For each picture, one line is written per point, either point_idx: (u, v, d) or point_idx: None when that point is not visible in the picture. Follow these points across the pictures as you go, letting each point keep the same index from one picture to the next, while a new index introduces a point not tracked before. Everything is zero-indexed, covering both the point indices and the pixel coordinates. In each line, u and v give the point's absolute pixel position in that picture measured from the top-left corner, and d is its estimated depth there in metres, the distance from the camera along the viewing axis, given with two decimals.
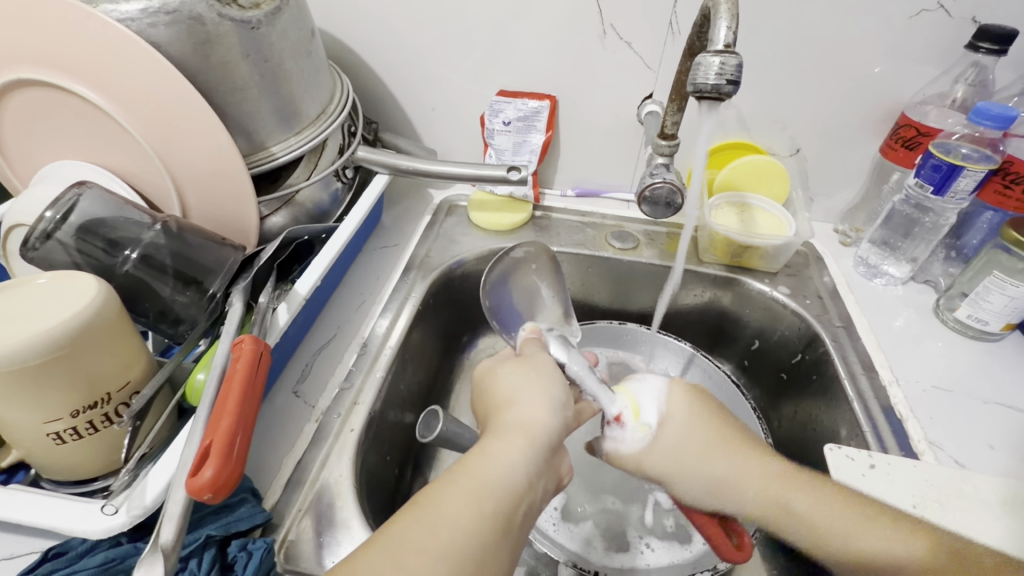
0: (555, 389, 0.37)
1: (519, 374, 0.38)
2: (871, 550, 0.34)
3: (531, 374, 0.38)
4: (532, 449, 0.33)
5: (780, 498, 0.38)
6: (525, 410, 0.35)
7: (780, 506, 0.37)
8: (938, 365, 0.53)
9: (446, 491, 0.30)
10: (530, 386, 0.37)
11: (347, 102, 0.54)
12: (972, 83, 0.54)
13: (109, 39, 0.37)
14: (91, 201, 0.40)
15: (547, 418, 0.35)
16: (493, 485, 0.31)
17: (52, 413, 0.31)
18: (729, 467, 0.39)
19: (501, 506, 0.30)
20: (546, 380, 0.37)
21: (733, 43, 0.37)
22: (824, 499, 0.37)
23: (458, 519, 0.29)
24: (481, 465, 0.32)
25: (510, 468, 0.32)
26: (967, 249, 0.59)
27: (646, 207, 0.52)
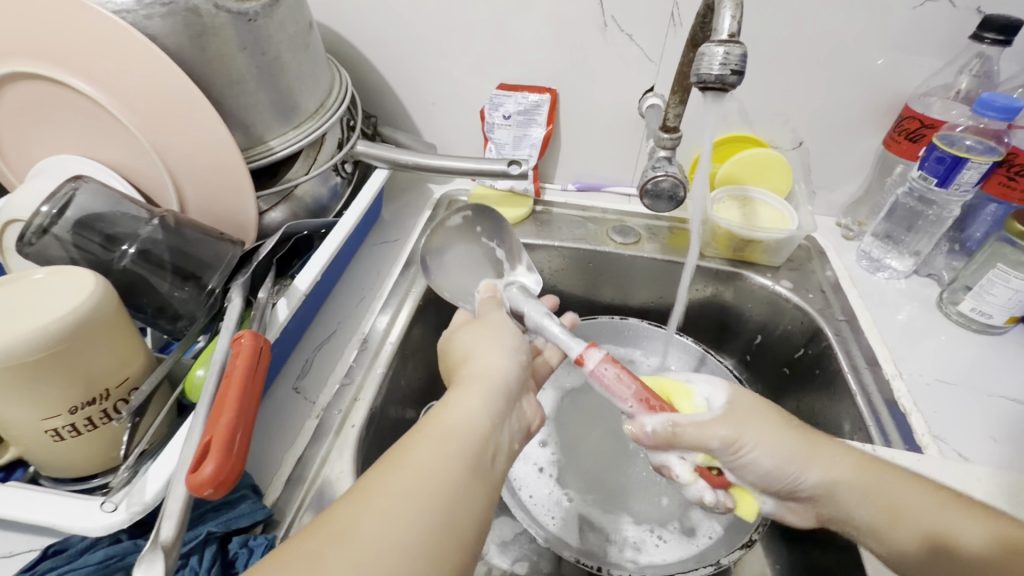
0: (506, 342, 0.38)
1: (476, 335, 0.39)
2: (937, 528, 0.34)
3: (484, 334, 0.39)
4: (489, 392, 0.33)
5: (874, 486, 0.36)
6: (477, 361, 0.36)
7: (885, 501, 0.35)
8: (942, 358, 0.53)
9: (416, 439, 0.30)
10: (484, 342, 0.38)
11: (346, 96, 0.54)
12: (976, 74, 0.54)
13: (104, 30, 0.37)
14: (87, 196, 0.39)
15: (500, 366, 0.35)
16: (455, 427, 0.30)
17: (51, 409, 0.31)
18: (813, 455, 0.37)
19: (464, 446, 0.30)
20: (491, 334, 0.39)
21: (737, 33, 0.36)
22: (913, 488, 0.35)
23: (424, 462, 0.28)
24: (445, 411, 0.31)
25: (468, 409, 0.32)
26: (971, 243, 0.59)
27: (648, 201, 0.51)
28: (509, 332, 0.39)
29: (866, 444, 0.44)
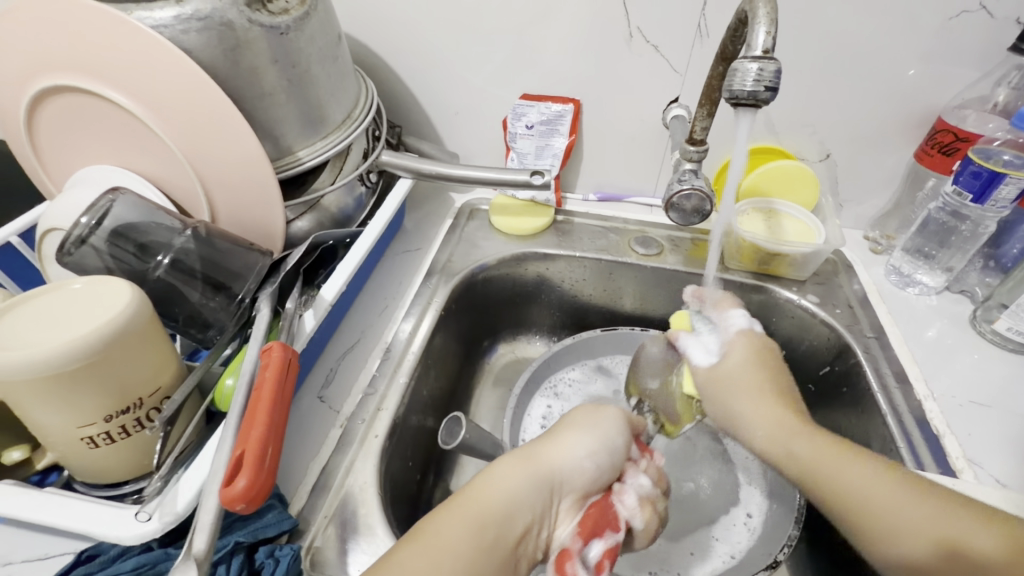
0: (591, 439, 0.36)
1: (577, 420, 0.37)
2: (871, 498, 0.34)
3: (581, 416, 0.38)
4: (538, 489, 0.33)
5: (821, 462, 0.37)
6: (546, 446, 0.36)
7: (799, 459, 0.38)
8: (976, 378, 0.52)
9: (451, 513, 0.31)
10: (574, 428, 0.37)
11: (372, 107, 0.54)
12: (1015, 86, 0.53)
13: (142, 46, 0.38)
14: (124, 207, 0.40)
15: (578, 466, 0.35)
16: (494, 515, 0.31)
17: (87, 417, 0.32)
18: (743, 411, 0.41)
19: (497, 533, 0.31)
20: (588, 424, 0.37)
21: (771, 48, 0.36)
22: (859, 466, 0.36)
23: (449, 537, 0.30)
24: (484, 489, 0.33)
25: (503, 498, 0.32)
26: (1007, 259, 0.56)
27: (674, 214, 0.51)
28: (611, 434, 0.37)
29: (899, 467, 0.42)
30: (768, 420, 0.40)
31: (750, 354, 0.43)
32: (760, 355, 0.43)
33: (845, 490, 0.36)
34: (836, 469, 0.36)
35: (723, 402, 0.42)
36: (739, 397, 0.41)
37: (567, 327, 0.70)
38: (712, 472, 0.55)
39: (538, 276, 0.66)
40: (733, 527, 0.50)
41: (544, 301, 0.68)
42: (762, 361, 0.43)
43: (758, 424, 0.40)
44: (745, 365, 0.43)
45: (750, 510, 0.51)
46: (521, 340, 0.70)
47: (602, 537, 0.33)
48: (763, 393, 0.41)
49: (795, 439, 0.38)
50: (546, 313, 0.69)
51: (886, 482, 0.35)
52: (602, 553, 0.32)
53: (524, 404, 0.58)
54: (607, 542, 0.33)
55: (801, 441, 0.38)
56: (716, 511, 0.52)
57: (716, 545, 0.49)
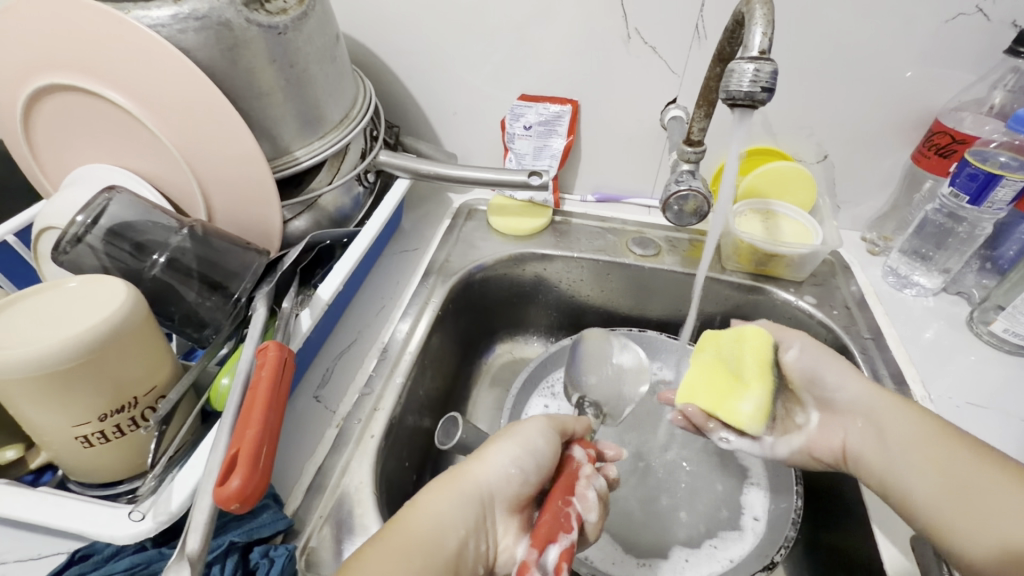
0: (511, 445, 0.36)
1: (489, 437, 0.37)
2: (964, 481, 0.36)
3: (504, 429, 0.38)
4: (467, 503, 0.33)
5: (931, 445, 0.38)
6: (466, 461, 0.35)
7: (928, 457, 0.38)
8: (972, 380, 0.52)
9: (383, 545, 0.29)
10: (493, 442, 0.37)
11: (370, 107, 0.54)
12: (1011, 89, 0.53)
13: (139, 44, 0.38)
14: (120, 205, 0.40)
15: (501, 474, 0.35)
16: (424, 536, 0.30)
17: (81, 416, 0.32)
18: (877, 408, 0.42)
19: (430, 553, 0.30)
20: (508, 434, 0.37)
21: (767, 50, 0.36)
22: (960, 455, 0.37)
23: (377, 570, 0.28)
24: (410, 514, 0.32)
25: (431, 519, 0.31)
26: (1004, 261, 0.57)
27: (671, 215, 0.51)
28: (533, 439, 0.37)
29: None
30: (910, 424, 0.40)
31: (817, 350, 0.45)
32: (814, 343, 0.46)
33: (978, 488, 0.35)
34: (965, 468, 0.36)
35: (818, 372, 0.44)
36: (835, 368, 0.44)
37: (565, 327, 0.70)
38: (709, 473, 0.55)
39: (536, 276, 0.66)
40: (736, 532, 0.50)
41: (541, 301, 0.68)
42: (835, 355, 0.45)
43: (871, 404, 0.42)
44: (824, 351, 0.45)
45: (755, 515, 0.51)
46: (518, 340, 0.70)
47: (556, 541, 0.33)
48: (908, 404, 0.41)
49: (938, 443, 0.38)
50: (543, 313, 0.69)
51: (1011, 485, 0.34)
52: (559, 557, 0.32)
53: (522, 404, 0.58)
54: (562, 544, 0.33)
55: (943, 446, 0.38)
56: (712, 513, 0.52)
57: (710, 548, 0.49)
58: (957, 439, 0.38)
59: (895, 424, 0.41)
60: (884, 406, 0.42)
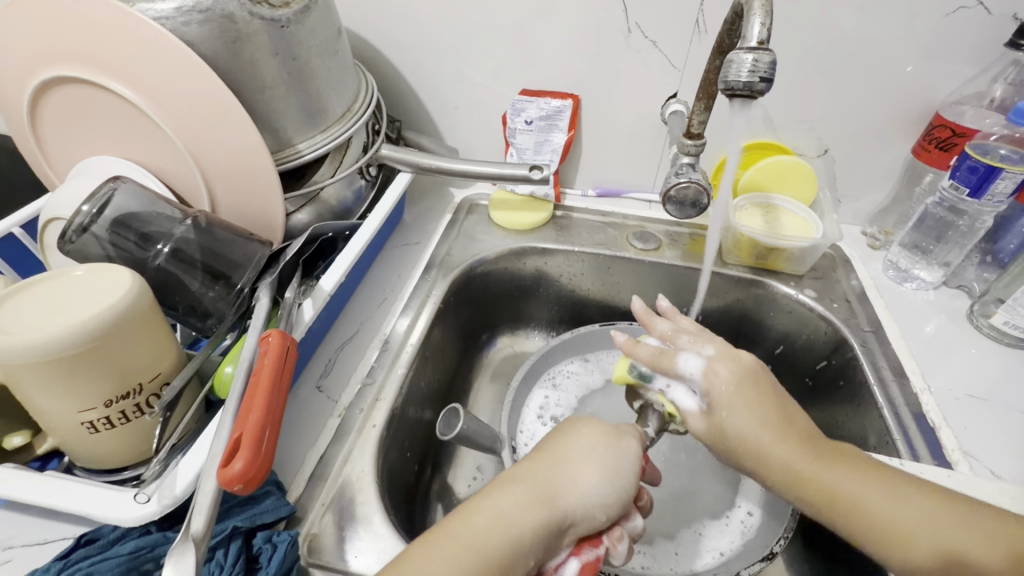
0: (596, 464, 0.35)
1: (581, 452, 0.36)
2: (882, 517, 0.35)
3: (595, 438, 0.37)
4: (541, 514, 0.33)
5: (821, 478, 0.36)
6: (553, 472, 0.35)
7: (816, 480, 0.36)
8: (972, 373, 0.52)
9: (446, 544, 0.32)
10: (586, 459, 0.36)
11: (372, 101, 0.54)
12: (1012, 82, 0.53)
13: (143, 37, 0.38)
14: (125, 196, 0.41)
15: (592, 506, 0.34)
16: (495, 544, 0.32)
17: (87, 402, 0.32)
18: (755, 439, 0.37)
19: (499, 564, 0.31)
20: (595, 449, 0.36)
21: (766, 40, 0.36)
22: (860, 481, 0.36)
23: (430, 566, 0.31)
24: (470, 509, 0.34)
25: (489, 520, 0.33)
26: (1003, 255, 0.57)
27: (672, 207, 0.51)
28: (622, 464, 0.36)
29: (893, 459, 0.43)
30: (791, 449, 0.37)
31: (736, 381, 0.39)
32: (741, 373, 0.40)
33: (876, 508, 0.35)
34: (873, 489, 0.35)
35: (742, 424, 0.38)
36: (759, 405, 0.38)
37: (566, 322, 0.71)
38: (710, 466, 0.55)
39: (537, 271, 0.66)
40: (729, 523, 0.50)
41: (542, 296, 0.68)
42: (750, 387, 0.39)
43: (779, 455, 0.37)
44: (746, 400, 0.39)
45: (749, 509, 0.51)
46: (520, 334, 0.70)
47: (580, 554, 0.34)
48: (777, 417, 0.38)
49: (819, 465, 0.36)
50: (544, 307, 0.69)
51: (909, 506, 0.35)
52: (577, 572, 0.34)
53: (523, 396, 0.59)
54: (584, 559, 0.34)
55: (825, 465, 0.36)
56: (712, 504, 0.52)
57: (704, 541, 0.50)
58: (838, 454, 0.37)
59: (786, 457, 0.37)
60: (757, 431, 0.38)
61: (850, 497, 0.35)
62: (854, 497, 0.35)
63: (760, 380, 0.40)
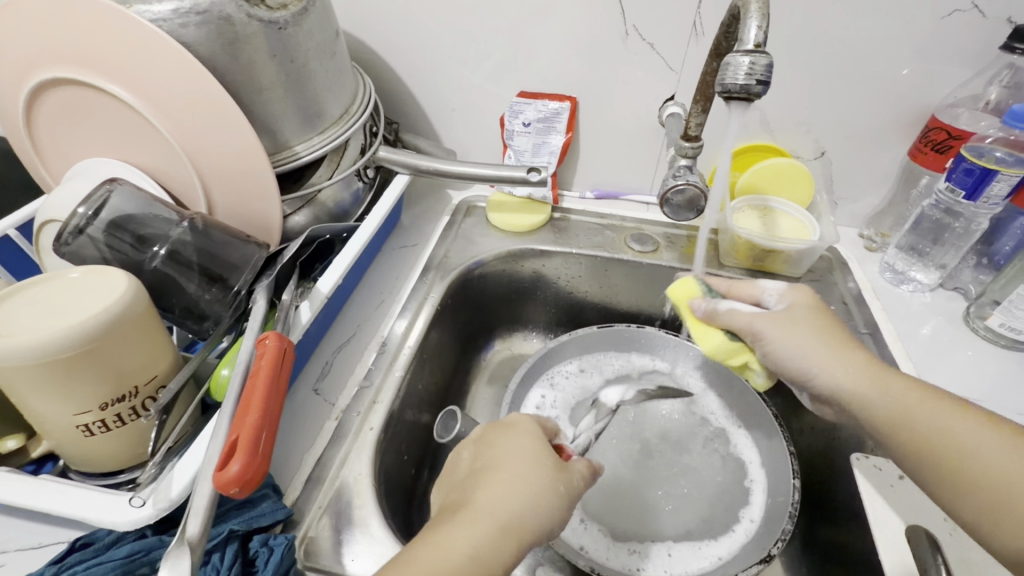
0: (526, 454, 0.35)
1: (520, 453, 0.35)
2: (939, 432, 0.36)
3: (519, 436, 0.37)
4: (487, 503, 0.32)
5: (881, 391, 0.38)
6: (501, 494, 0.33)
7: (858, 392, 0.38)
8: (968, 374, 0.52)
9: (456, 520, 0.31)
10: (522, 453, 0.35)
11: (369, 103, 0.55)
12: (1007, 85, 0.53)
13: (140, 38, 0.38)
14: (122, 198, 0.41)
15: (533, 499, 0.33)
16: (498, 511, 0.32)
17: (83, 405, 0.32)
18: (812, 361, 0.39)
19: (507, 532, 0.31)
20: (523, 442, 0.36)
21: (763, 43, 0.36)
22: (919, 402, 0.37)
23: (445, 537, 0.30)
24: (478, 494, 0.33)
25: (489, 515, 0.32)
26: (999, 257, 0.57)
27: (669, 209, 0.51)
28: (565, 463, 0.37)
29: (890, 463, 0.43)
30: (847, 364, 0.39)
31: (807, 318, 0.41)
32: (813, 305, 0.42)
33: (930, 425, 0.36)
34: (916, 406, 0.37)
35: (796, 355, 0.39)
36: (813, 339, 0.40)
37: (564, 323, 0.71)
38: (708, 468, 0.55)
39: (535, 272, 0.66)
40: (729, 531, 0.50)
41: (540, 298, 0.68)
42: (818, 319, 0.41)
43: (842, 375, 0.39)
44: (785, 328, 0.40)
45: (750, 517, 0.51)
46: (517, 336, 0.70)
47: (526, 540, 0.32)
48: (839, 340, 0.40)
49: (867, 384, 0.38)
50: (542, 309, 0.69)
51: (965, 424, 0.35)
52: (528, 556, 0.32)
53: (521, 397, 0.59)
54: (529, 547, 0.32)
55: (879, 382, 0.38)
56: (709, 505, 0.52)
57: (703, 546, 0.49)
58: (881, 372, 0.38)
59: (847, 376, 0.38)
60: (810, 348, 0.39)
61: (915, 425, 0.36)
62: (892, 409, 0.37)
63: (820, 315, 0.42)
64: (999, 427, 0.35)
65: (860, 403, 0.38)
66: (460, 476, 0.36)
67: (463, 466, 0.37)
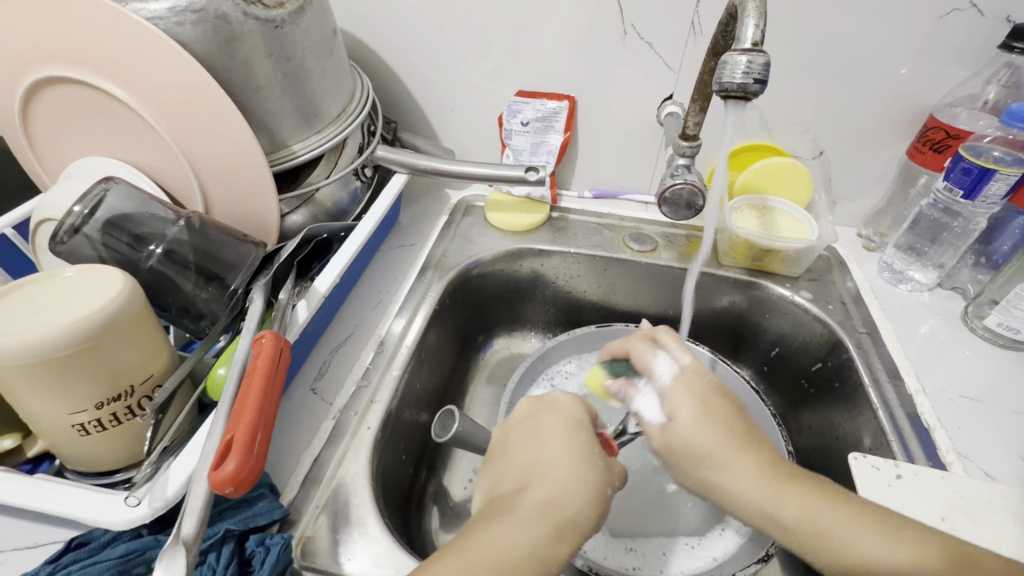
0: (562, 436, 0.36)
1: (558, 435, 0.37)
2: (860, 554, 0.33)
3: (560, 417, 0.38)
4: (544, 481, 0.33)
5: (763, 499, 0.36)
6: (561, 485, 0.33)
7: (766, 507, 0.36)
8: (966, 374, 0.52)
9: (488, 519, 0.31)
10: (559, 436, 0.37)
11: (367, 101, 0.54)
12: (1005, 85, 0.53)
13: (136, 37, 0.38)
14: (118, 197, 0.41)
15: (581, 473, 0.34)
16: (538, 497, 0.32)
17: (78, 404, 0.32)
18: (701, 470, 0.38)
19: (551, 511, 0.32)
20: (565, 424, 0.38)
21: (760, 42, 0.36)
22: (818, 508, 0.35)
23: (491, 532, 0.30)
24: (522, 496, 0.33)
25: (535, 518, 0.31)
26: (998, 256, 0.57)
27: (667, 209, 0.51)
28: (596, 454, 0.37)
29: (888, 460, 0.43)
30: (743, 468, 0.37)
31: (694, 401, 0.40)
32: (697, 398, 0.40)
33: (830, 532, 0.34)
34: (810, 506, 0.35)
35: (693, 447, 0.39)
36: (714, 430, 0.39)
37: (563, 323, 0.70)
38: None
39: (533, 272, 0.66)
40: (726, 532, 0.50)
41: (539, 297, 0.68)
42: (709, 408, 0.40)
43: (735, 478, 0.37)
44: (691, 413, 0.40)
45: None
46: (516, 336, 0.70)
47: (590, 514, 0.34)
48: (729, 438, 0.38)
49: (767, 492, 0.36)
50: (541, 309, 0.69)
51: (868, 529, 0.34)
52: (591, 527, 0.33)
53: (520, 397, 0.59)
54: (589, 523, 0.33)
55: (774, 491, 0.36)
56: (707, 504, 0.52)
57: (699, 546, 0.49)
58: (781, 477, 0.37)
59: (736, 481, 0.37)
60: (703, 466, 0.38)
61: (801, 526, 0.35)
62: (794, 518, 0.35)
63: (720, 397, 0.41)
64: (886, 525, 0.34)
65: (766, 520, 0.36)
66: (509, 468, 0.36)
67: (511, 457, 0.37)
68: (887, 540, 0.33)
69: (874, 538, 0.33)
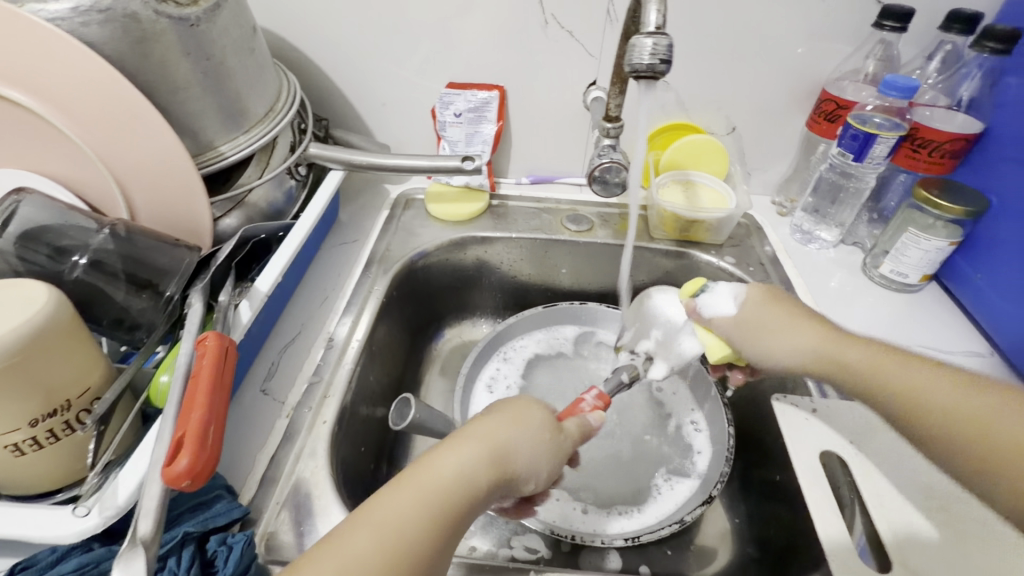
0: (542, 455, 0.34)
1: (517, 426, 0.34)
2: (910, 389, 0.37)
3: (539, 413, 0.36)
4: (456, 479, 0.30)
5: (829, 351, 0.41)
6: (458, 478, 0.30)
7: (850, 367, 0.40)
8: (869, 318, 0.58)
9: (403, 487, 0.29)
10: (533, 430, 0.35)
11: (295, 100, 0.54)
12: (880, 58, 0.60)
13: (36, 39, 0.36)
14: (33, 208, 0.39)
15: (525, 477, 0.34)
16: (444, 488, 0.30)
17: (9, 424, 0.30)
18: (778, 338, 0.42)
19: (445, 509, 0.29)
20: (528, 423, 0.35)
21: (663, 25, 0.39)
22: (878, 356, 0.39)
23: (400, 511, 0.28)
24: (433, 457, 0.31)
25: (479, 457, 0.31)
26: (886, 211, 0.65)
27: (597, 187, 0.54)
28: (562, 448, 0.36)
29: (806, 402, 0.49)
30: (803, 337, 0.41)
31: (773, 314, 0.42)
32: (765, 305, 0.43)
33: (900, 378, 0.38)
34: (911, 373, 0.38)
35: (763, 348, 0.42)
36: (758, 330, 0.42)
37: (511, 307, 0.73)
38: (649, 429, 0.59)
39: (478, 260, 0.68)
40: (675, 488, 0.54)
41: (485, 284, 0.70)
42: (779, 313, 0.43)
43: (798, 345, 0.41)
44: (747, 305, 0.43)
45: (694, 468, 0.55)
46: (466, 324, 0.72)
47: None
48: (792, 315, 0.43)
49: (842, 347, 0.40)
50: (488, 294, 0.71)
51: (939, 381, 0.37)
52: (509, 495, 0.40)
53: (474, 378, 0.60)
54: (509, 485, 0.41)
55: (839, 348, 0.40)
56: (653, 459, 0.56)
57: (648, 505, 0.53)
58: (886, 354, 0.39)
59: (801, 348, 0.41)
60: (798, 328, 0.42)
61: (897, 383, 0.38)
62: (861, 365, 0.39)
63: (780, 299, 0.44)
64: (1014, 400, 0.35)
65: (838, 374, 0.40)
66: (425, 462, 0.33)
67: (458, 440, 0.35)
68: (976, 397, 0.36)
69: (946, 390, 0.36)
